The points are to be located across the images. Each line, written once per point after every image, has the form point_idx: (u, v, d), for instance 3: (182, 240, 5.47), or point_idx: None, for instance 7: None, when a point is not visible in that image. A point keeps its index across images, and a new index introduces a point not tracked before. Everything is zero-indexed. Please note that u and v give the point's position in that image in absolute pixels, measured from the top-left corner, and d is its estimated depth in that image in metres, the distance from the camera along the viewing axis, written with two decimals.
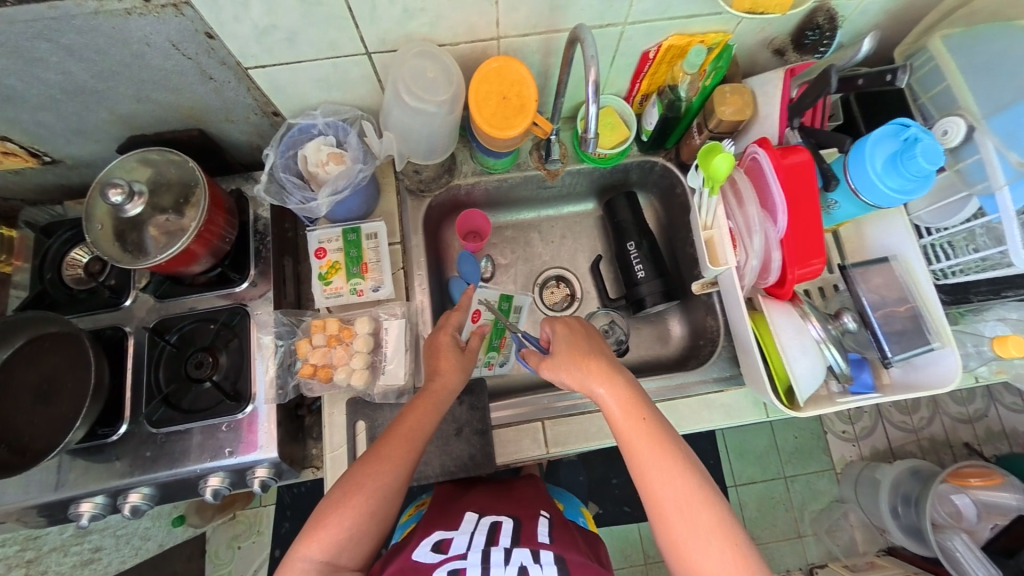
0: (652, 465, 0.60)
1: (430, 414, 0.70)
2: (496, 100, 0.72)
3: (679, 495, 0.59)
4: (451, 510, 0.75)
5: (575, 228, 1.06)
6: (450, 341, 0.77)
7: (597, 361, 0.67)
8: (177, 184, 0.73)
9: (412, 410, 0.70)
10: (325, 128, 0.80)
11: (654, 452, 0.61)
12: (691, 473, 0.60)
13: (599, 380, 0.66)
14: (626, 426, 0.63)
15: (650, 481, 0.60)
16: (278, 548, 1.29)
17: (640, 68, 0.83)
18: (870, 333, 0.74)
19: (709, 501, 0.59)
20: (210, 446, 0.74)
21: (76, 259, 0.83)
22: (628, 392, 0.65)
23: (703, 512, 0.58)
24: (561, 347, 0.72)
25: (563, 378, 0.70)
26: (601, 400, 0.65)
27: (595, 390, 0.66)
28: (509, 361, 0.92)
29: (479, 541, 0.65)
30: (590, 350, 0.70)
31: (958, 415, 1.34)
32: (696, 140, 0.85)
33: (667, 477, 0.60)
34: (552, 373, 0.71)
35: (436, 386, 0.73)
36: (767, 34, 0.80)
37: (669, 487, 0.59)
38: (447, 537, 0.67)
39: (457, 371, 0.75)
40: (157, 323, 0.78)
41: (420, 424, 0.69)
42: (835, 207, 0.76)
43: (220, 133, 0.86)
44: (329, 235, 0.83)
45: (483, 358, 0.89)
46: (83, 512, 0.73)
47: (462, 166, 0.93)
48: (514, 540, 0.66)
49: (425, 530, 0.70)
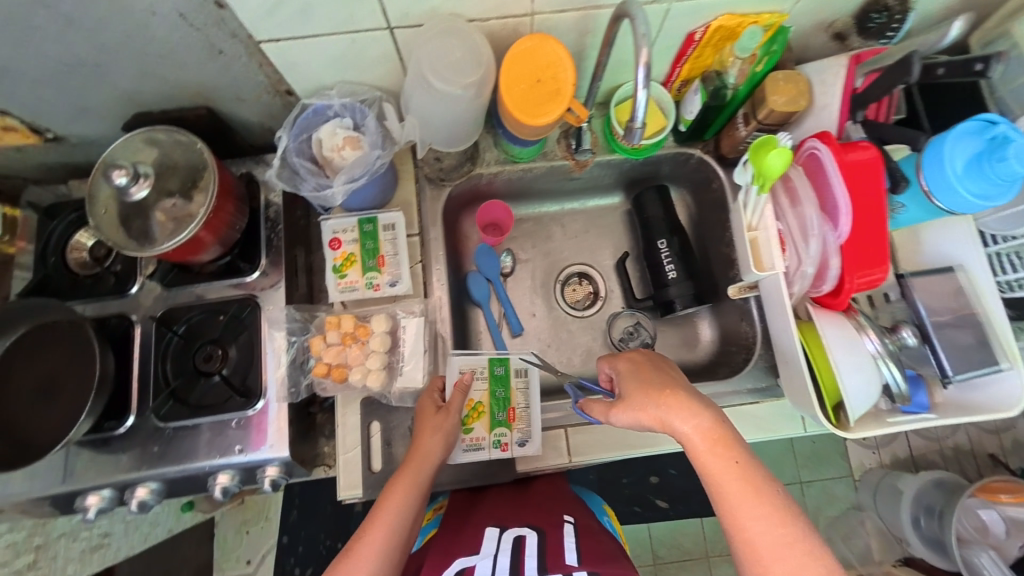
0: (746, 508, 0.54)
1: (411, 491, 0.62)
2: (528, 83, 0.65)
3: (778, 537, 0.53)
4: (467, 531, 0.70)
5: (599, 222, 1.00)
6: (433, 404, 0.71)
7: (676, 393, 0.60)
8: (184, 168, 0.69)
9: (389, 494, 0.62)
10: (341, 110, 0.75)
11: (746, 492, 0.54)
12: (789, 513, 0.54)
13: (679, 415, 0.58)
14: (714, 464, 0.56)
15: (744, 524, 0.54)
16: (285, 535, 1.28)
17: (682, 51, 0.76)
18: (928, 350, 0.68)
19: (811, 548, 0.52)
20: (220, 443, 0.71)
21: (81, 243, 0.79)
22: (713, 424, 0.58)
23: (808, 561, 0.51)
24: (629, 384, 0.65)
25: (639, 417, 0.62)
26: (684, 436, 0.58)
27: (676, 426, 0.58)
28: (530, 437, 0.77)
29: (504, 565, 0.59)
30: (663, 381, 0.62)
31: (984, 425, 1.29)
32: (740, 132, 0.79)
33: (761, 519, 0.54)
34: (622, 415, 0.64)
35: (417, 456, 0.65)
36: (824, 15, 0.73)
37: (763, 529, 0.53)
38: (468, 563, 0.60)
39: (442, 435, 0.67)
40: (164, 313, 0.74)
41: (405, 504, 0.61)
42: (900, 210, 0.69)
43: (230, 113, 0.80)
44: (343, 226, 0.78)
45: (492, 439, 0.76)
46: (89, 505, 0.70)
47: (484, 154, 0.87)
48: (540, 561, 0.60)
49: (443, 558, 0.64)
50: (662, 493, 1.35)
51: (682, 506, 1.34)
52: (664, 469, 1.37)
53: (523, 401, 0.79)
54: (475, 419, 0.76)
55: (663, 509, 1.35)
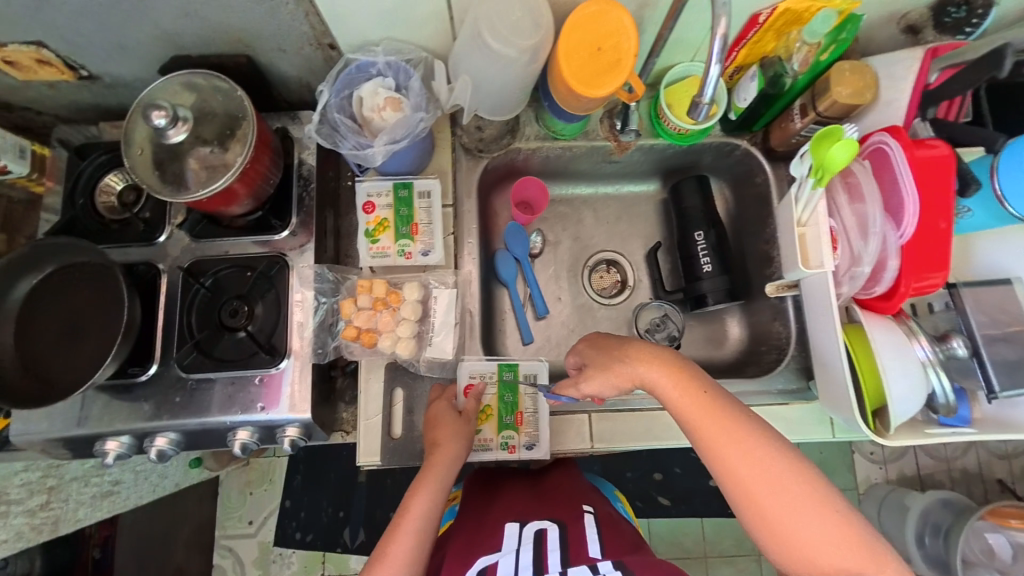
0: (727, 441, 0.53)
1: (433, 492, 0.64)
2: (588, 52, 0.62)
3: (763, 465, 0.51)
4: (487, 526, 0.69)
5: (632, 209, 0.98)
6: (449, 407, 0.72)
7: (637, 344, 0.61)
8: (222, 116, 0.66)
9: (414, 497, 0.64)
10: (385, 69, 0.72)
11: (725, 426, 0.53)
12: (769, 437, 0.53)
13: (643, 364, 0.59)
14: (685, 405, 0.56)
15: (731, 461, 0.52)
16: (288, 500, 1.26)
17: (744, 34, 0.72)
18: (977, 363, 0.65)
19: (796, 466, 0.51)
20: (241, 399, 0.70)
21: (110, 185, 0.77)
22: (674, 365, 0.58)
23: (794, 477, 0.51)
24: (594, 354, 0.65)
25: (610, 380, 0.61)
26: (653, 384, 0.58)
27: (644, 376, 0.59)
28: (538, 442, 0.75)
29: (528, 561, 0.59)
30: (623, 341, 0.64)
31: (995, 450, 1.26)
32: (794, 125, 0.77)
33: (744, 449, 0.52)
34: (594, 383, 0.63)
35: (436, 460, 0.66)
36: (899, 6, 0.70)
37: (751, 459, 0.52)
38: (491, 561, 0.60)
39: (459, 438, 0.68)
40: (192, 264, 0.73)
41: (428, 506, 0.63)
42: (965, 215, 0.69)
43: (268, 64, 0.78)
44: (378, 189, 0.76)
45: (499, 442, 0.75)
46: (109, 451, 0.69)
47: (524, 128, 0.84)
48: (563, 554, 0.60)
49: (465, 558, 0.63)
50: (665, 491, 1.33)
51: (684, 505, 1.32)
52: (669, 467, 1.34)
53: (532, 407, 0.76)
54: (483, 421, 0.75)
55: (665, 506, 1.33)
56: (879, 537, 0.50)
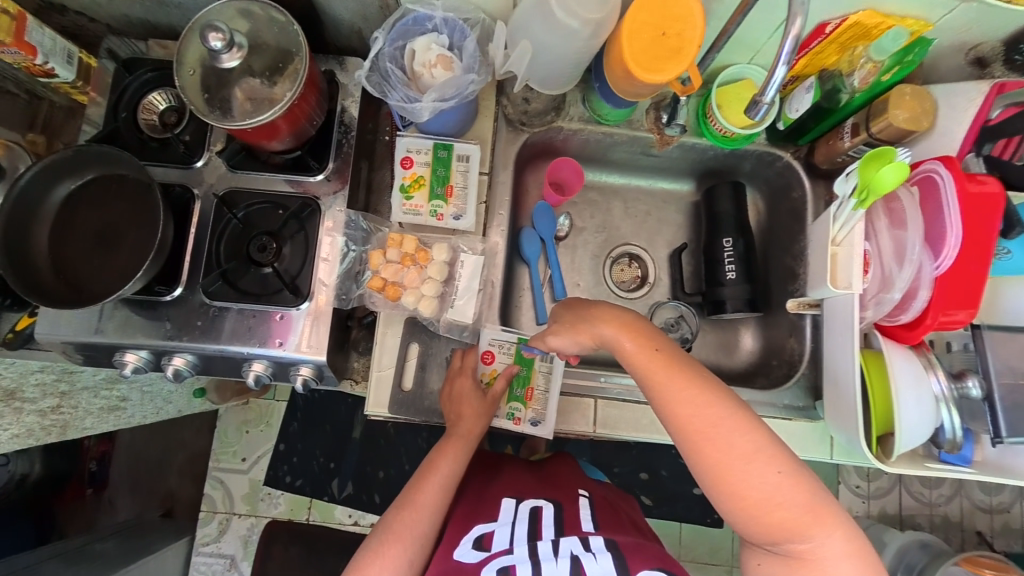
0: (674, 392, 0.54)
1: (457, 457, 0.71)
2: (652, 35, 0.61)
3: (707, 417, 0.52)
4: (486, 500, 0.71)
5: (663, 207, 0.97)
6: (473, 383, 0.75)
7: (599, 303, 0.63)
8: (273, 49, 0.66)
9: (439, 457, 0.71)
10: (441, 25, 0.71)
11: (674, 379, 0.54)
12: (719, 393, 0.53)
13: (602, 319, 0.61)
14: (637, 359, 0.57)
15: (678, 411, 0.53)
16: (282, 443, 1.29)
17: (807, 42, 0.70)
18: (988, 406, 0.65)
19: (744, 421, 0.52)
20: (260, 333, 0.71)
21: (153, 104, 0.77)
22: (631, 321, 0.60)
23: (741, 429, 0.51)
24: (561, 314, 0.68)
25: (574, 338, 0.64)
26: (609, 339, 0.60)
27: (601, 332, 0.60)
28: (545, 419, 0.77)
29: (522, 534, 0.62)
30: (587, 302, 0.65)
31: (979, 502, 1.27)
32: (844, 143, 0.75)
33: (692, 401, 0.53)
34: (557, 341, 0.66)
35: (462, 431, 0.72)
36: (971, 36, 0.68)
37: (698, 410, 0.52)
38: (488, 532, 0.63)
39: (482, 412, 0.73)
40: (227, 194, 0.74)
41: (453, 469, 0.70)
42: (1004, 256, 0.69)
43: (324, 4, 0.76)
44: (418, 146, 0.76)
45: (506, 412, 0.78)
46: (127, 363, 0.72)
47: (569, 108, 0.84)
48: (558, 529, 0.62)
49: (463, 523, 0.67)
50: (649, 491, 1.35)
51: (666, 507, 1.34)
52: (656, 469, 1.36)
53: (543, 385, 0.77)
54: None
55: (646, 505, 1.35)
56: (828, 495, 0.50)
